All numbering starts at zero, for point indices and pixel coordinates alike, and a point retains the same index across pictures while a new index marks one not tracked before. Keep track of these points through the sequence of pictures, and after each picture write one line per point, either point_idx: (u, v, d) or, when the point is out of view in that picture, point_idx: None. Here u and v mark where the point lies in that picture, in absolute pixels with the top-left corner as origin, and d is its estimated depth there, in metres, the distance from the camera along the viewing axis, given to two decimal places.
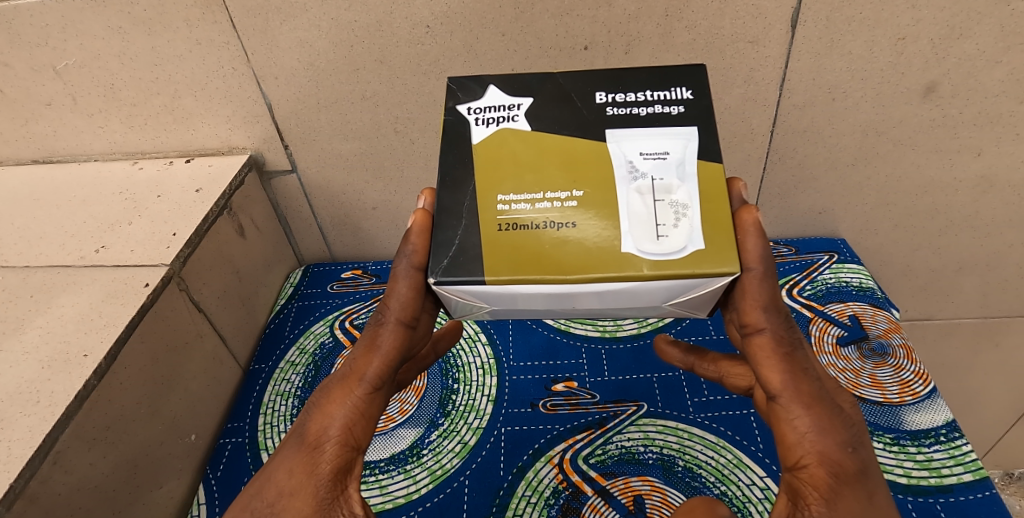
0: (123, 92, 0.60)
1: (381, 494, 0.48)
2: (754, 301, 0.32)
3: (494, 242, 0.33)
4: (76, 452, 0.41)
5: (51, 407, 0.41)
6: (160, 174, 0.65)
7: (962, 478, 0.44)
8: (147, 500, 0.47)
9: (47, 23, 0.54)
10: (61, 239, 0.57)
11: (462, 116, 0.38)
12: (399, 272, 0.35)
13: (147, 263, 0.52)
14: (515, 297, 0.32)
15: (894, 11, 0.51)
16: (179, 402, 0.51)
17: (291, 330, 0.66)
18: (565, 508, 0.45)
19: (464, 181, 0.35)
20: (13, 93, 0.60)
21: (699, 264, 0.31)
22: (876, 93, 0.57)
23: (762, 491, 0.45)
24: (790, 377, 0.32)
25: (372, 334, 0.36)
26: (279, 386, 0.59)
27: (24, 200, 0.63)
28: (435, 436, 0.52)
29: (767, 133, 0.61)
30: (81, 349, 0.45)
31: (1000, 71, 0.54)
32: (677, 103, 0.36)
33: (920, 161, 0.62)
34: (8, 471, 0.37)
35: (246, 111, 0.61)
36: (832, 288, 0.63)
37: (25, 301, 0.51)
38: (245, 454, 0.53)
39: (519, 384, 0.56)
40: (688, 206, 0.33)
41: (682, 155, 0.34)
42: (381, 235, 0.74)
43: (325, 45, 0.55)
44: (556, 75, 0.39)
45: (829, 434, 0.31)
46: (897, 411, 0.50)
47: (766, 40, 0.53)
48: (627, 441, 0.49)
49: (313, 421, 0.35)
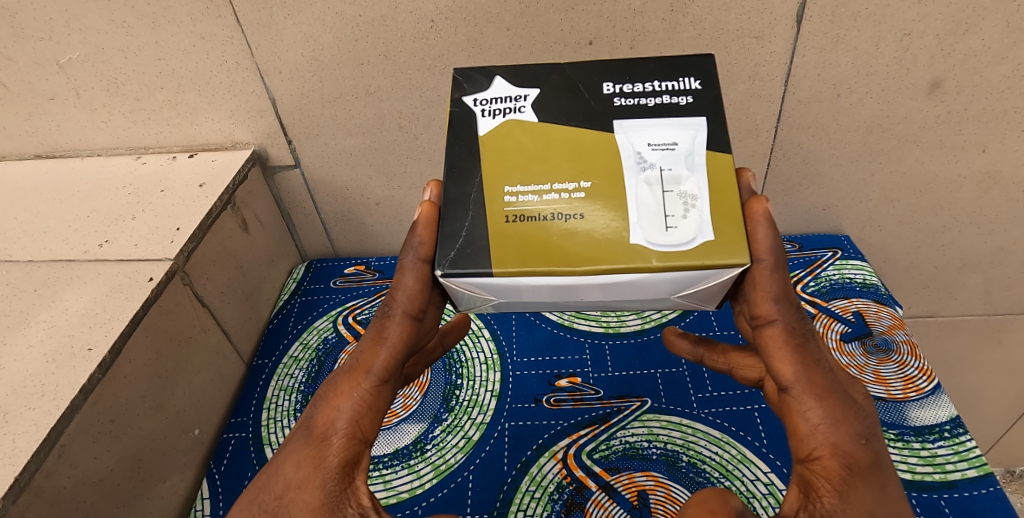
0: (127, 86, 0.60)
1: (385, 488, 0.48)
2: (765, 292, 0.32)
3: (501, 233, 0.33)
4: (81, 446, 0.41)
5: (56, 401, 0.41)
6: (164, 169, 0.65)
7: (967, 473, 0.44)
8: (151, 495, 0.47)
9: (52, 17, 0.54)
10: (65, 233, 0.57)
11: (469, 108, 0.38)
12: (406, 264, 0.35)
13: (152, 258, 0.52)
14: (523, 288, 0.32)
15: (900, 6, 0.51)
16: (184, 397, 0.51)
17: (294, 326, 0.66)
18: (570, 504, 0.45)
19: (471, 172, 0.35)
20: (17, 88, 0.60)
21: (708, 254, 0.31)
22: (881, 89, 0.56)
23: (767, 486, 0.45)
24: (802, 369, 0.32)
25: (379, 326, 0.36)
26: (282, 381, 0.59)
27: (28, 195, 0.63)
28: (440, 431, 0.52)
29: (771, 128, 0.61)
30: (86, 343, 0.45)
31: (1006, 67, 0.54)
32: (685, 93, 0.36)
33: (925, 157, 0.62)
34: (14, 464, 0.37)
35: (250, 105, 0.61)
36: (835, 284, 0.63)
37: (29, 296, 0.50)
38: (249, 448, 0.53)
39: (523, 379, 0.56)
40: (698, 196, 0.33)
41: (691, 145, 0.34)
42: (385, 231, 0.74)
43: (329, 40, 0.55)
44: (562, 66, 0.39)
45: (843, 426, 0.31)
46: (901, 407, 0.50)
47: (771, 36, 0.53)
48: (631, 436, 0.49)
49: (320, 414, 0.35)
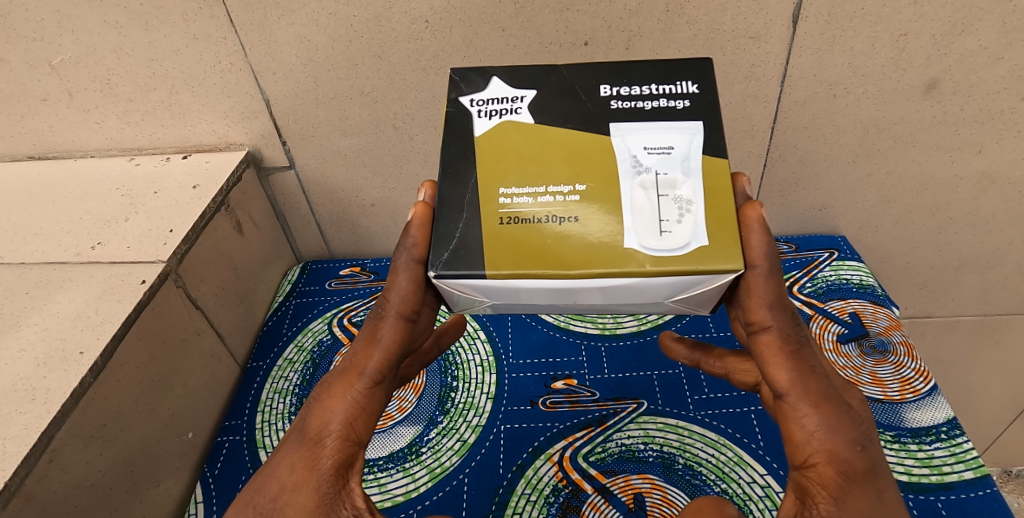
0: (120, 87, 0.59)
1: (380, 492, 0.48)
2: (759, 299, 0.32)
3: (495, 237, 0.32)
4: (73, 450, 0.40)
5: (47, 404, 0.40)
6: (158, 170, 0.64)
7: (963, 475, 0.44)
8: (144, 499, 0.46)
9: (44, 18, 0.54)
10: (57, 236, 0.56)
11: (464, 109, 0.38)
12: (399, 266, 0.34)
13: (145, 260, 0.52)
14: (516, 292, 0.32)
15: (896, 7, 0.50)
16: (177, 400, 0.51)
17: (289, 328, 0.65)
18: (565, 506, 0.44)
19: (466, 173, 0.35)
20: (9, 88, 0.60)
21: (703, 259, 0.30)
22: (878, 89, 0.56)
23: (763, 489, 0.45)
24: (797, 376, 0.32)
25: (372, 328, 0.36)
26: (277, 383, 0.59)
27: (20, 197, 0.62)
28: (435, 434, 0.52)
29: (767, 129, 0.61)
30: (77, 347, 0.44)
31: (1002, 67, 0.54)
32: (683, 97, 0.36)
33: (921, 158, 0.62)
34: (4, 468, 0.36)
35: (244, 106, 0.61)
36: (832, 285, 0.63)
37: (21, 298, 0.50)
38: (244, 451, 0.53)
39: (519, 381, 0.56)
40: (693, 201, 0.32)
41: (687, 150, 0.34)
42: (380, 233, 0.74)
43: (323, 40, 0.55)
44: (559, 67, 0.39)
45: (838, 433, 0.31)
46: (898, 409, 0.50)
47: (767, 36, 0.53)
48: (627, 439, 0.49)
49: (314, 416, 0.35)
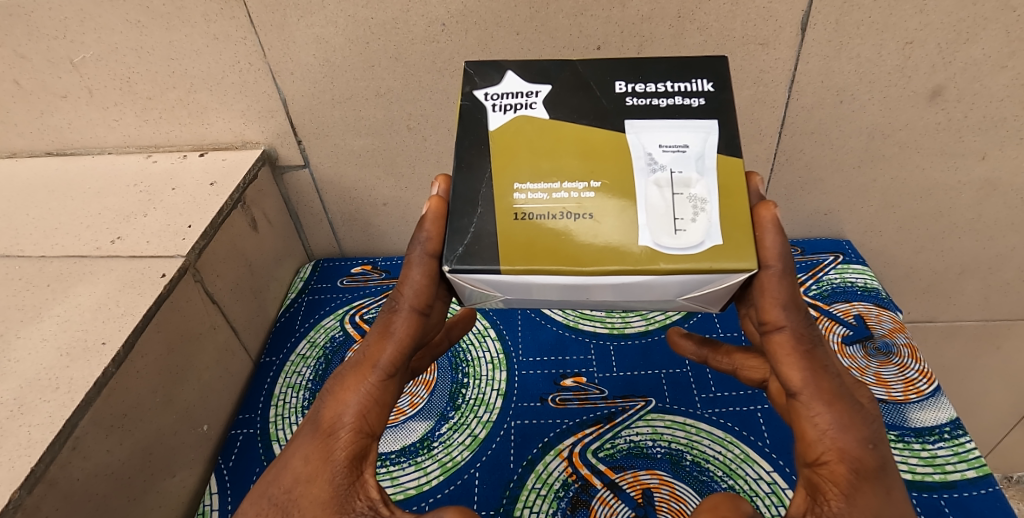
0: (140, 85, 0.61)
1: (392, 485, 0.48)
2: (773, 299, 0.32)
3: (511, 231, 0.33)
4: (95, 438, 0.41)
5: (70, 393, 0.41)
6: (175, 167, 0.65)
7: (966, 474, 0.45)
8: (161, 488, 0.47)
9: (67, 16, 0.55)
10: (77, 230, 0.57)
11: (479, 102, 0.39)
12: (414, 259, 0.35)
13: (164, 255, 0.53)
14: (530, 287, 0.33)
15: (902, 15, 0.52)
16: (193, 392, 0.52)
17: (301, 324, 0.66)
18: (575, 501, 0.45)
19: (480, 166, 0.36)
20: (29, 85, 0.61)
21: (715, 258, 0.31)
22: (883, 96, 0.58)
23: (769, 485, 0.45)
24: (810, 375, 0.33)
25: (385, 321, 0.37)
26: (290, 378, 0.60)
27: (38, 192, 0.63)
28: (446, 429, 0.53)
29: (774, 134, 0.62)
30: (99, 337, 0.45)
31: (1006, 76, 0.55)
32: (697, 95, 0.37)
33: (925, 164, 0.63)
34: (29, 455, 0.37)
35: (261, 106, 0.62)
36: (837, 288, 0.64)
37: (43, 290, 0.51)
38: (257, 444, 0.54)
39: (528, 378, 0.57)
40: (707, 200, 0.33)
41: (701, 149, 0.35)
42: (391, 232, 0.75)
43: (340, 42, 0.56)
44: (574, 64, 0.40)
45: (850, 431, 0.31)
46: (902, 409, 0.51)
47: (776, 42, 0.54)
48: (636, 435, 0.50)
49: (327, 408, 0.36)
